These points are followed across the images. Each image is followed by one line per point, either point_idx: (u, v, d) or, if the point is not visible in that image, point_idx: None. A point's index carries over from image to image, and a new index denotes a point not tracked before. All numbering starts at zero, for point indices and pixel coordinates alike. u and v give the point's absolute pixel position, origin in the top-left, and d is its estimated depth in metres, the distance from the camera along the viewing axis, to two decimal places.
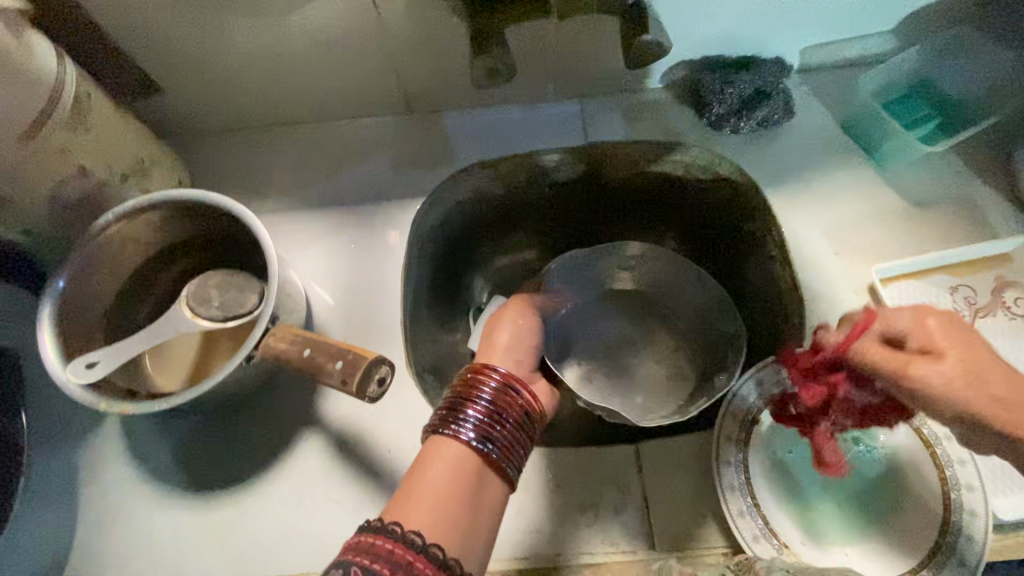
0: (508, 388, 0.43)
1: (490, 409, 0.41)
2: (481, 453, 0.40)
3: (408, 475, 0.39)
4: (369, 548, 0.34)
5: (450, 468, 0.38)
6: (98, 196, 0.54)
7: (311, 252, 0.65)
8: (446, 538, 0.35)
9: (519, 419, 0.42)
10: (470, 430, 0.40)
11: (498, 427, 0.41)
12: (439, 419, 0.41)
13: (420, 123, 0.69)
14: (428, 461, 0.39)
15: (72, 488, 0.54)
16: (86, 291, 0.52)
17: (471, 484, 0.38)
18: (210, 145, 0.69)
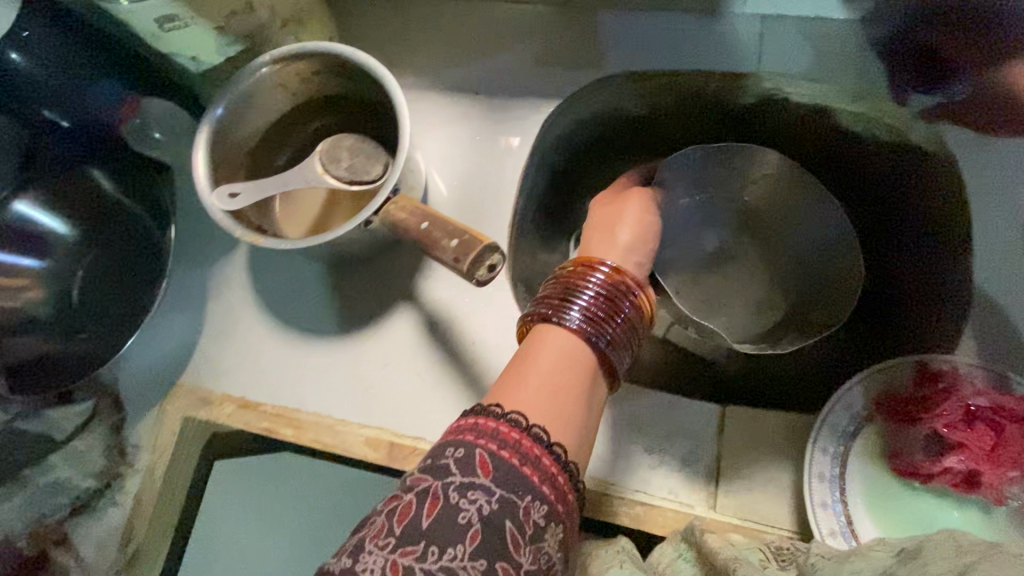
0: (614, 285, 0.42)
1: (596, 302, 0.41)
2: (587, 341, 0.39)
3: (513, 363, 0.39)
4: (496, 432, 0.34)
5: (560, 363, 0.38)
6: (259, 36, 0.56)
7: (438, 134, 0.64)
8: (563, 433, 0.36)
9: (625, 313, 0.42)
10: (575, 318, 0.40)
11: (604, 320, 0.40)
12: (542, 308, 0.42)
13: (576, 17, 0.63)
14: (535, 353, 0.39)
15: (202, 301, 0.61)
16: (237, 126, 0.55)
17: (580, 379, 0.38)
18: (363, 5, 0.69)
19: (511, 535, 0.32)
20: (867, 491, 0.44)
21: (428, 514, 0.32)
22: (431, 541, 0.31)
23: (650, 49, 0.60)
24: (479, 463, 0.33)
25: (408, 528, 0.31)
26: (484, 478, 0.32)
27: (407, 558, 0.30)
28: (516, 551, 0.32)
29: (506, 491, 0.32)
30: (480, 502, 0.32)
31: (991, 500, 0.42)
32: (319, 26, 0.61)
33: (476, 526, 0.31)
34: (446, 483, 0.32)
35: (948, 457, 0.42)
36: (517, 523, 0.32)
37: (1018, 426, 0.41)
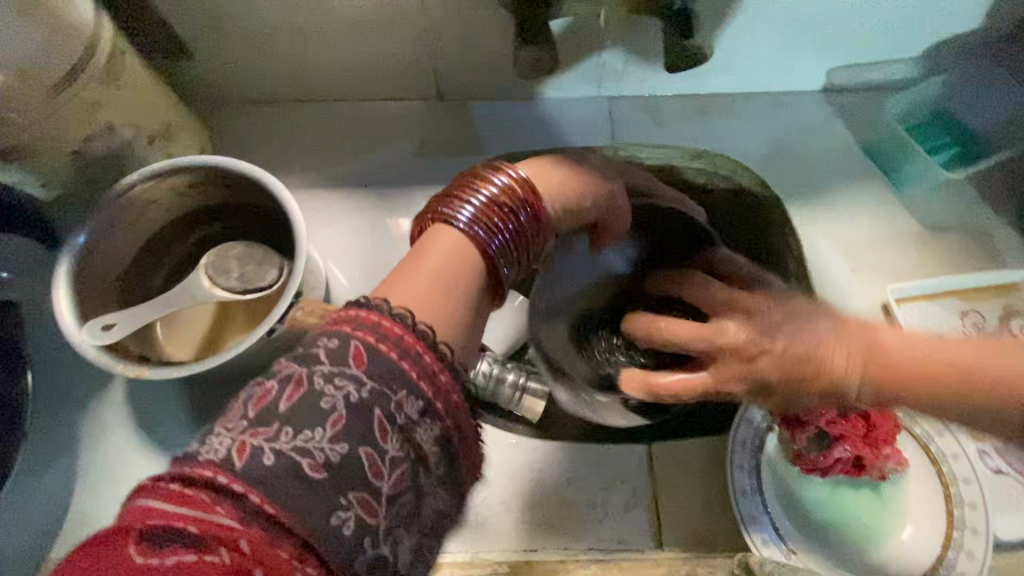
0: (516, 189, 0.39)
1: (487, 203, 0.38)
2: (475, 243, 0.36)
3: (405, 256, 0.36)
4: (375, 326, 0.30)
5: (445, 258, 0.35)
6: (122, 154, 0.53)
7: (333, 230, 0.64)
8: (437, 322, 0.32)
9: (513, 220, 0.38)
10: (467, 215, 0.37)
11: (494, 220, 0.37)
12: (436, 207, 0.39)
13: (449, 111, 0.69)
14: (421, 254, 0.36)
15: (73, 453, 0.52)
16: (103, 252, 0.51)
17: (467, 281, 0.35)
18: (234, 113, 0.68)
19: (380, 424, 0.28)
20: (781, 493, 0.49)
21: (289, 397, 0.28)
22: (287, 423, 0.27)
23: (522, 135, 0.68)
24: (352, 353, 0.29)
25: (265, 410, 0.27)
26: (355, 367, 0.28)
27: (257, 439, 0.26)
28: (384, 441, 0.28)
29: (380, 382, 0.28)
30: (346, 389, 0.28)
31: (875, 477, 0.49)
32: (189, 139, 0.60)
33: (341, 411, 0.28)
34: (314, 369, 0.28)
35: (838, 448, 0.48)
36: (388, 413, 0.28)
37: (880, 410, 0.49)
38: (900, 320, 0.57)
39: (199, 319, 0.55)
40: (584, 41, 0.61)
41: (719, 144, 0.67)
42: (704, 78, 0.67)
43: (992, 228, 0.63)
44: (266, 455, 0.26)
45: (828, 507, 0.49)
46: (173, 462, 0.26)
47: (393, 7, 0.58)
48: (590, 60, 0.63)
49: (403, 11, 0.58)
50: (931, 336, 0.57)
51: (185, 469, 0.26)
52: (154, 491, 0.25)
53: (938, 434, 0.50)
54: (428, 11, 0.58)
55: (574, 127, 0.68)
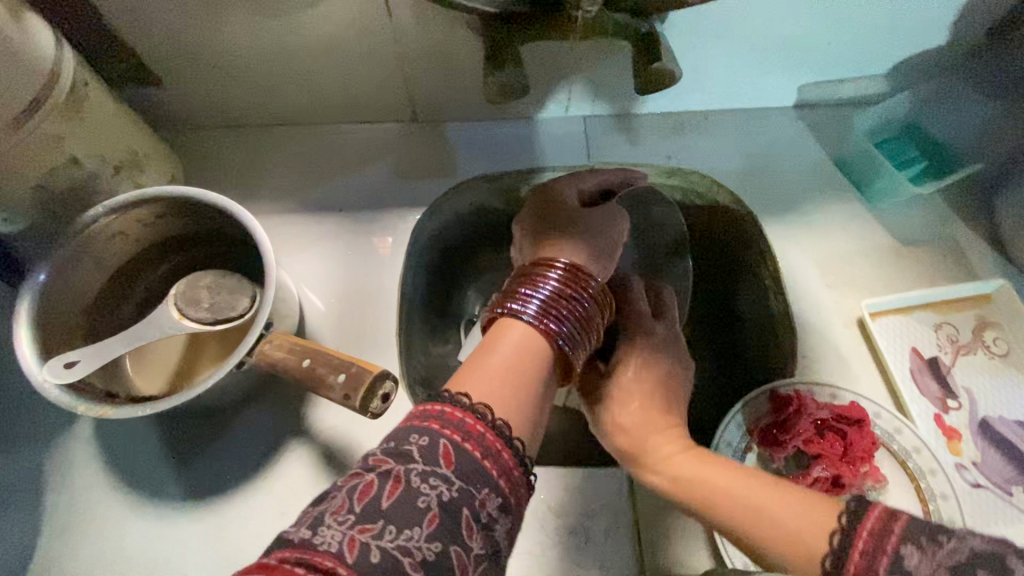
0: (572, 276, 0.43)
1: (552, 296, 0.41)
2: (542, 333, 0.40)
3: (476, 348, 0.40)
4: (460, 425, 0.32)
5: (514, 354, 0.39)
6: (87, 186, 0.52)
7: (308, 255, 0.63)
8: (513, 421, 0.35)
9: (574, 310, 0.41)
10: (533, 310, 0.40)
11: (561, 312, 0.41)
12: (502, 302, 0.42)
13: (424, 133, 0.69)
14: (493, 346, 0.39)
15: (38, 496, 0.51)
16: (67, 287, 0.50)
17: (537, 371, 0.39)
18: (206, 140, 0.68)
19: (467, 523, 0.30)
20: None
21: (390, 495, 0.29)
22: (390, 520, 0.28)
23: (498, 156, 0.68)
24: (442, 453, 0.31)
25: (367, 507, 0.29)
26: (446, 467, 0.31)
27: (364, 535, 0.28)
28: (469, 539, 0.30)
29: (467, 482, 0.31)
30: (441, 489, 0.30)
31: (855, 495, 0.49)
32: (158, 168, 0.59)
33: (436, 510, 0.29)
34: (409, 467, 0.30)
35: (816, 469, 0.49)
36: (473, 512, 0.30)
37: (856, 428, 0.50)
38: (875, 335, 0.58)
39: (169, 351, 0.54)
40: (557, 64, 0.61)
41: (694, 161, 0.67)
42: (677, 97, 0.67)
43: (963, 240, 0.64)
44: (373, 552, 0.27)
45: None
46: (290, 549, 0.27)
47: (364, 34, 0.58)
48: (563, 83, 0.64)
49: (374, 37, 0.58)
50: (907, 349, 0.58)
51: (302, 557, 0.27)
52: (265, 570, 0.26)
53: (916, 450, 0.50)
54: (400, 36, 0.58)
55: (550, 148, 0.68)
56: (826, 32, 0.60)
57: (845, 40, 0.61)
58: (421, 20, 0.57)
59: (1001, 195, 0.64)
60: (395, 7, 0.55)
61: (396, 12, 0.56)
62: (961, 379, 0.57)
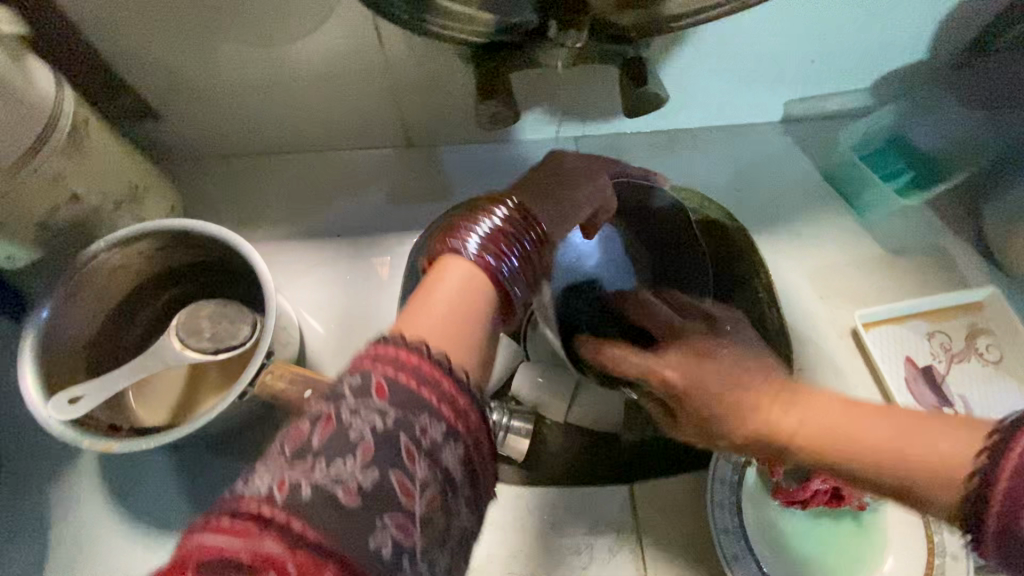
0: (521, 214, 0.39)
1: (494, 230, 0.37)
2: (487, 270, 0.35)
3: (414, 290, 0.34)
4: (394, 356, 0.29)
5: (461, 289, 0.34)
6: (89, 221, 0.53)
7: (307, 281, 0.64)
8: (457, 349, 0.31)
9: (520, 248, 0.37)
10: (474, 242, 0.35)
11: (507, 245, 0.36)
12: (441, 237, 0.37)
13: (419, 157, 0.70)
14: (439, 282, 0.34)
15: (44, 529, 0.51)
16: (70, 320, 0.50)
17: (481, 307, 0.34)
18: (204, 169, 0.69)
19: (407, 449, 0.27)
20: (762, 526, 0.49)
21: (322, 434, 0.27)
22: (320, 456, 0.26)
23: (492, 177, 0.69)
24: (374, 387, 0.28)
25: (299, 448, 0.26)
26: (379, 398, 0.27)
27: (296, 474, 0.25)
28: (411, 465, 0.27)
29: (404, 411, 0.27)
30: (374, 420, 0.27)
31: (857, 506, 0.50)
32: (158, 200, 0.60)
33: (369, 440, 0.27)
34: (340, 404, 0.27)
35: (814, 481, 0.48)
36: (414, 439, 0.27)
37: None
38: (869, 345, 0.58)
39: (172, 381, 0.54)
40: (548, 89, 0.62)
41: (685, 178, 0.69)
42: (666, 116, 0.69)
43: (952, 248, 0.65)
44: (304, 490, 0.25)
45: (806, 536, 0.50)
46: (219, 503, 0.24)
47: (358, 62, 0.59)
48: (555, 106, 0.65)
49: (368, 65, 0.59)
50: (900, 358, 0.59)
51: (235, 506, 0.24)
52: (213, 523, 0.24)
53: None
54: (391, 65, 0.60)
55: None
56: (809, 51, 0.62)
57: (827, 57, 0.63)
58: (414, 49, 0.58)
59: (988, 203, 0.66)
60: (385, 38, 0.57)
61: (389, 43, 0.57)
62: (955, 387, 0.58)
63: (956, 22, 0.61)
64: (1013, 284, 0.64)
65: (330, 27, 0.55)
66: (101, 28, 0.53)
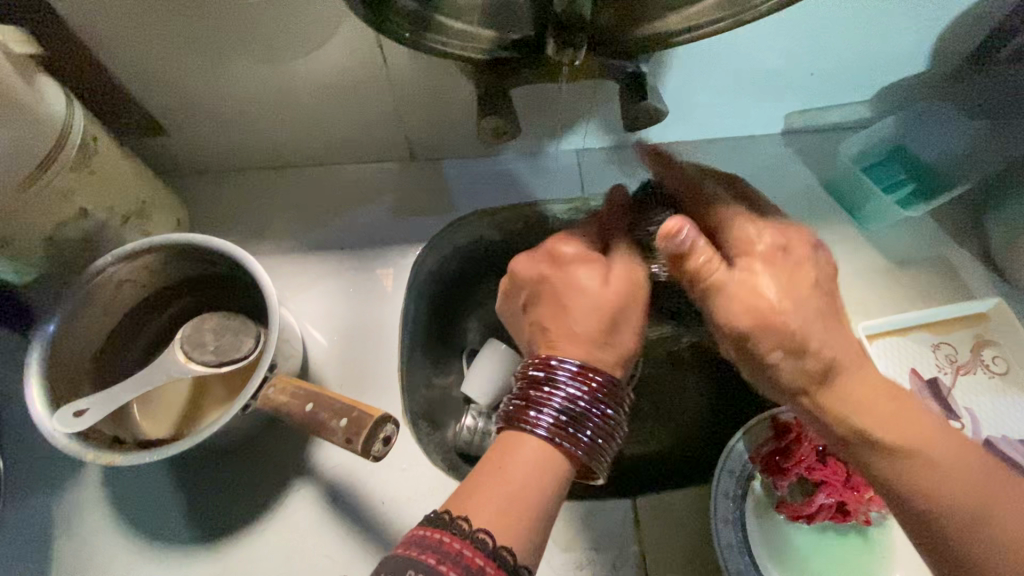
0: (585, 376, 0.40)
1: (566, 405, 0.39)
2: (561, 453, 0.38)
3: (486, 463, 0.38)
4: (439, 547, 0.34)
5: (532, 471, 0.38)
6: (97, 236, 0.54)
7: (311, 293, 0.65)
8: (511, 540, 0.35)
9: (596, 422, 0.39)
10: (545, 425, 0.38)
11: (579, 425, 0.39)
12: (513, 411, 0.40)
13: (422, 171, 0.71)
14: (511, 459, 0.38)
15: (46, 543, 0.51)
16: (76, 334, 0.51)
17: (549, 492, 0.37)
18: (210, 184, 0.70)
19: None
20: (766, 541, 0.49)
21: None
22: None
23: (494, 190, 0.70)
24: None
25: None
26: None
27: None
28: None
29: None
30: None
31: (863, 522, 0.49)
32: (164, 214, 0.61)
33: None
34: None
35: (820, 495, 0.49)
36: None
37: None
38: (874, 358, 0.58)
39: (175, 394, 0.55)
40: (549, 104, 0.63)
41: None
42: (666, 129, 0.69)
43: (956, 259, 0.65)
44: None
45: (813, 553, 0.49)
46: None
47: (362, 78, 0.60)
48: (556, 121, 0.66)
49: (372, 81, 0.60)
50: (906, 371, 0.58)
51: None
52: None
53: None
54: (395, 81, 0.61)
55: (545, 182, 0.70)
56: (809, 64, 0.62)
57: (827, 70, 0.63)
58: (417, 66, 0.59)
59: (991, 214, 0.66)
60: (390, 55, 0.57)
61: (392, 60, 0.58)
62: (962, 399, 0.57)
63: (954, 36, 0.61)
64: (1018, 294, 0.64)
65: (333, 43, 0.56)
66: (112, 48, 0.54)
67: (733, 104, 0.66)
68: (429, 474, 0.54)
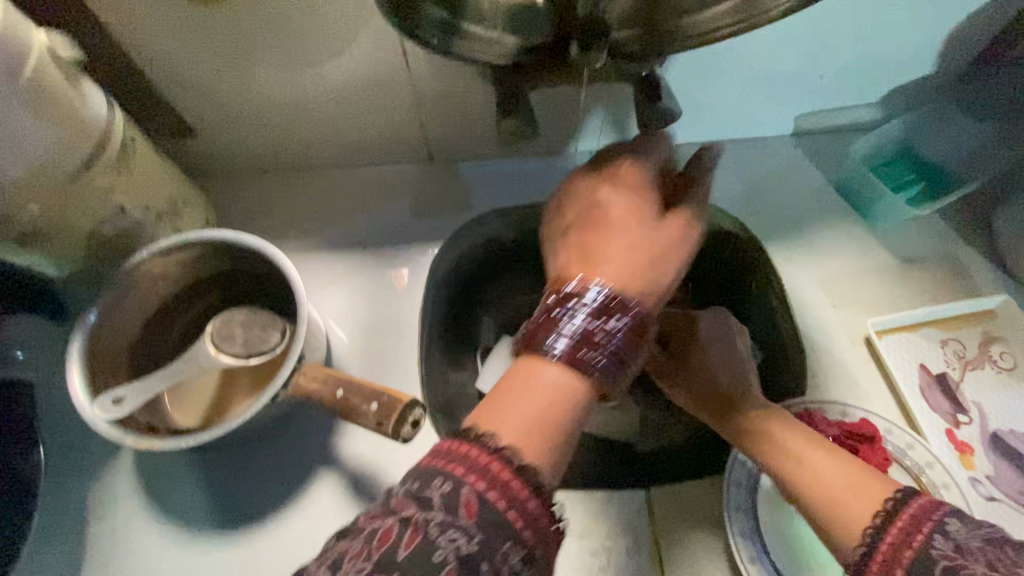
0: (604, 301, 0.42)
1: (584, 329, 0.40)
2: (578, 376, 0.40)
3: (504, 384, 0.40)
4: (468, 461, 0.35)
5: (554, 392, 0.39)
6: (133, 232, 0.57)
7: (333, 289, 0.67)
8: (535, 450, 0.37)
9: (612, 344, 0.40)
10: (562, 349, 0.40)
11: (596, 350, 0.40)
12: (535, 337, 0.41)
13: (440, 172, 0.73)
14: (531, 384, 0.39)
15: (83, 526, 0.53)
16: (114, 325, 0.53)
17: (571, 409, 0.39)
18: (236, 184, 0.72)
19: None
20: (775, 530, 0.50)
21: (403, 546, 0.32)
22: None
23: (510, 190, 0.72)
24: (463, 505, 0.33)
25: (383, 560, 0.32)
26: (466, 519, 0.33)
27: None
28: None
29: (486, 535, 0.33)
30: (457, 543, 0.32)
31: None
32: (195, 212, 0.63)
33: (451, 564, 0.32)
34: (428, 517, 0.33)
35: None
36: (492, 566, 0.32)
37: (868, 444, 0.51)
38: (883, 353, 0.59)
39: (205, 385, 0.57)
40: (565, 106, 0.65)
41: None
42: (678, 130, 0.71)
43: (963, 257, 0.66)
44: None
45: (823, 542, 0.50)
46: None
47: (384, 82, 0.62)
48: (572, 122, 0.68)
49: (395, 86, 0.63)
50: (914, 365, 0.59)
51: None
52: None
53: (929, 465, 0.51)
54: (416, 85, 0.63)
55: (561, 182, 0.72)
56: (818, 66, 0.64)
57: (835, 73, 0.65)
58: (438, 70, 0.61)
59: (999, 213, 0.67)
60: (411, 60, 0.60)
61: (414, 65, 0.60)
62: (970, 394, 0.59)
63: (960, 38, 0.63)
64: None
65: (358, 50, 0.58)
66: (146, 53, 0.57)
67: (743, 106, 0.68)
68: None
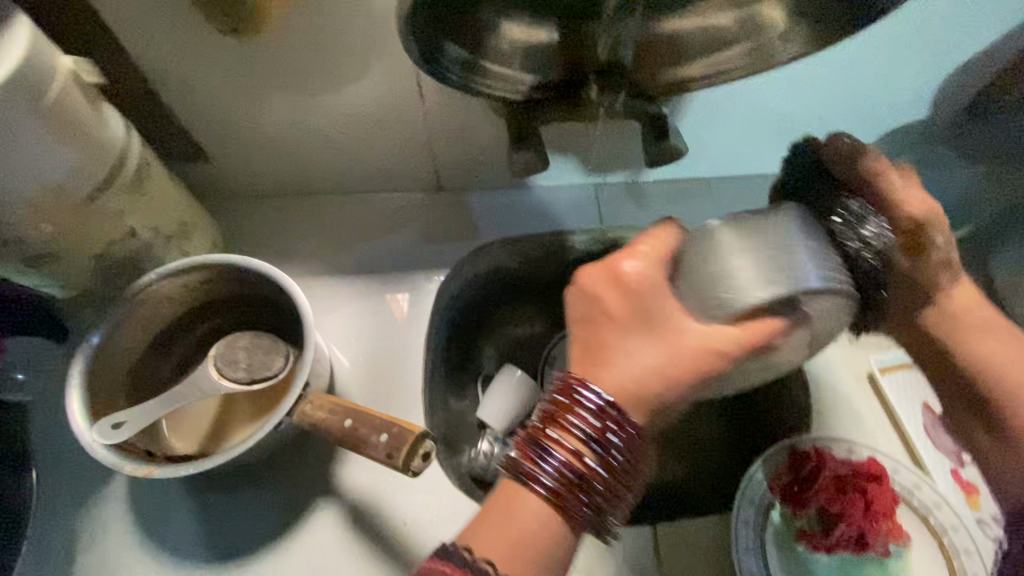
0: (602, 424, 0.37)
1: (573, 454, 0.37)
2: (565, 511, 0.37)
3: (486, 510, 0.38)
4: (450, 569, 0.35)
5: (535, 528, 0.36)
6: (141, 254, 0.56)
7: (338, 315, 0.67)
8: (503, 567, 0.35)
9: (602, 477, 0.37)
10: (550, 474, 0.36)
11: (581, 475, 0.37)
12: (521, 451, 0.38)
13: (447, 201, 0.74)
14: (511, 512, 0.37)
15: (69, 555, 0.51)
16: (117, 347, 0.53)
17: (547, 546, 0.36)
18: (243, 207, 0.73)
19: None
20: (786, 570, 0.49)
21: None
22: None
23: (514, 221, 0.73)
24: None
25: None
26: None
27: None
28: None
29: None
30: None
31: (881, 553, 0.49)
32: (203, 235, 0.63)
33: None
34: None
35: (838, 525, 0.49)
36: None
37: (875, 483, 0.50)
38: (887, 392, 0.59)
39: (205, 410, 0.56)
40: (575, 140, 0.66)
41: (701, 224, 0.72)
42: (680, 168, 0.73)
43: None
44: None
45: None
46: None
47: (398, 112, 0.63)
48: (581, 156, 0.69)
49: (408, 115, 0.64)
50: (918, 405, 0.59)
51: None
52: None
53: (936, 506, 0.51)
54: (431, 116, 0.64)
55: (568, 211, 0.73)
56: (820, 110, 0.66)
57: (834, 117, 0.67)
58: (451, 102, 0.62)
59: None
60: (427, 93, 0.61)
61: (429, 96, 0.61)
62: None
63: (957, 89, 0.65)
64: None
65: (374, 81, 0.59)
66: (161, 75, 0.57)
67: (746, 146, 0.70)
68: (452, 495, 0.54)
